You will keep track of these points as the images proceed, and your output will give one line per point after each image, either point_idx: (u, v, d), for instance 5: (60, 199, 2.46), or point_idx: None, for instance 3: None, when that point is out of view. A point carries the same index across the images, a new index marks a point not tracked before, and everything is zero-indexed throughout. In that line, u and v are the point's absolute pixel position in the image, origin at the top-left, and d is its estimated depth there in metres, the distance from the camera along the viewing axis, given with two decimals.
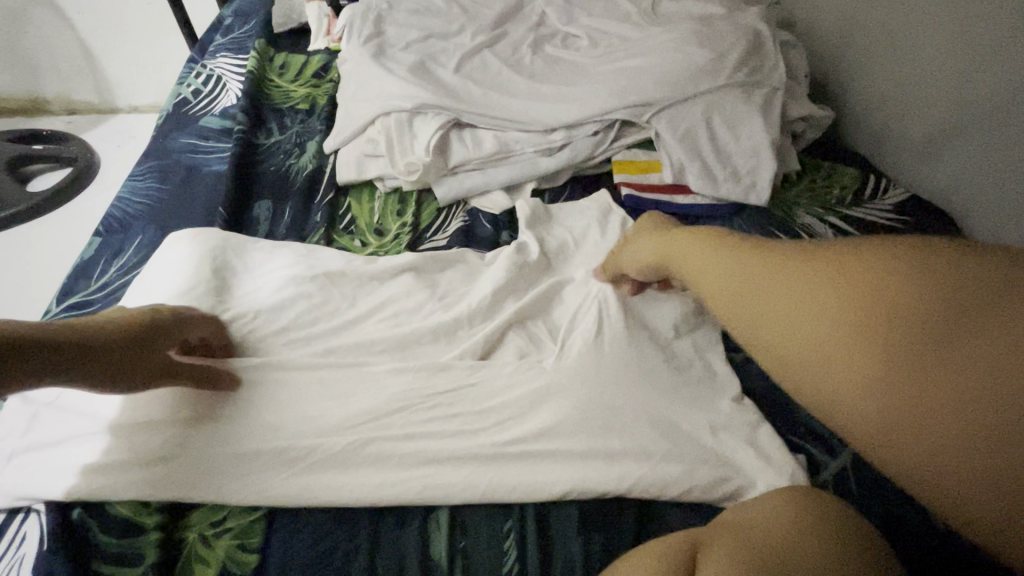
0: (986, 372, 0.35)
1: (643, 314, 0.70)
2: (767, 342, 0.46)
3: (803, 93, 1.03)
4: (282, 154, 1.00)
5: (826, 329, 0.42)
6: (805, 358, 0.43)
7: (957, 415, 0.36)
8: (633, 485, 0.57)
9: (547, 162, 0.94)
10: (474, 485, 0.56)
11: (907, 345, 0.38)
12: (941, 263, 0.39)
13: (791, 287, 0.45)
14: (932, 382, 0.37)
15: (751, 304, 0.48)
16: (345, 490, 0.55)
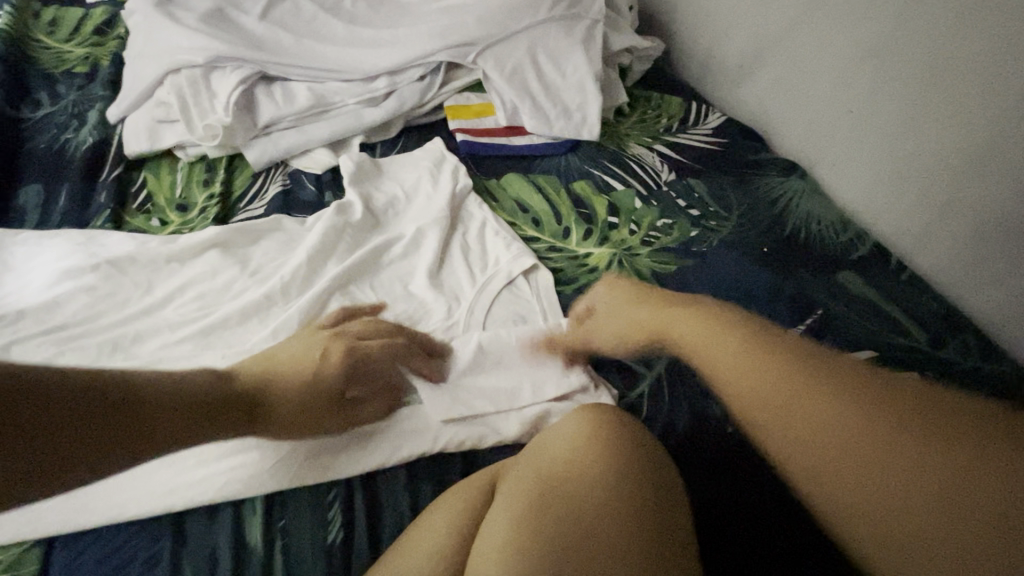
0: (907, 490, 0.42)
1: (459, 275, 0.73)
2: (764, 398, 0.50)
3: (626, 24, 1.05)
4: (54, 128, 0.85)
5: (800, 406, 0.48)
6: (779, 417, 0.49)
7: (911, 469, 0.43)
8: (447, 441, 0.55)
9: (371, 113, 0.88)
10: (284, 470, 0.51)
11: (899, 442, 0.44)
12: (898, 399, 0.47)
13: (777, 373, 0.51)
14: (905, 452, 0.44)
15: (755, 358, 0.53)
16: (131, 503, 0.48)
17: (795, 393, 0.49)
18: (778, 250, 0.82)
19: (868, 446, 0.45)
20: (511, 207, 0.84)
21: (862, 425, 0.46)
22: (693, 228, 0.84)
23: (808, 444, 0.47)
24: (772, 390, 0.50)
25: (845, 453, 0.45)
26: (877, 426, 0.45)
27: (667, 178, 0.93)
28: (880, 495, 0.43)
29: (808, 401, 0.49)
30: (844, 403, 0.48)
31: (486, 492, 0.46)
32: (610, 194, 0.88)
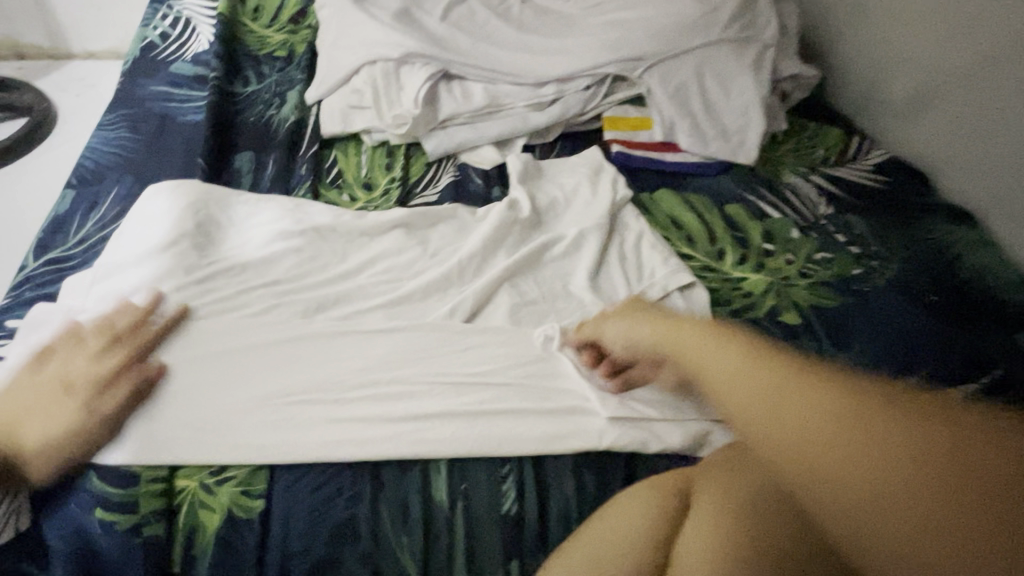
0: None
1: (614, 283, 0.74)
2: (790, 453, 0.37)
3: (793, 50, 1.03)
4: (262, 104, 0.95)
5: (858, 473, 0.35)
6: (821, 484, 0.36)
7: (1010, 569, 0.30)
8: (614, 444, 0.56)
9: (537, 117, 0.92)
10: (462, 441, 0.55)
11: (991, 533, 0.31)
12: (1002, 462, 0.33)
13: (801, 414, 0.38)
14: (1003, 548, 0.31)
15: (765, 397, 0.40)
16: (338, 447, 0.54)
17: (837, 446, 0.36)
18: (948, 301, 0.78)
19: (913, 506, 0.33)
20: (664, 222, 0.85)
21: (952, 509, 0.32)
22: (854, 266, 0.81)
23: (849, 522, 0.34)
24: (783, 431, 0.38)
25: (871, 514, 0.34)
26: (860, 459, 0.35)
27: (824, 212, 0.90)
28: None
29: (786, 425, 0.38)
30: (875, 448, 0.35)
31: (679, 497, 0.50)
32: (766, 221, 0.87)
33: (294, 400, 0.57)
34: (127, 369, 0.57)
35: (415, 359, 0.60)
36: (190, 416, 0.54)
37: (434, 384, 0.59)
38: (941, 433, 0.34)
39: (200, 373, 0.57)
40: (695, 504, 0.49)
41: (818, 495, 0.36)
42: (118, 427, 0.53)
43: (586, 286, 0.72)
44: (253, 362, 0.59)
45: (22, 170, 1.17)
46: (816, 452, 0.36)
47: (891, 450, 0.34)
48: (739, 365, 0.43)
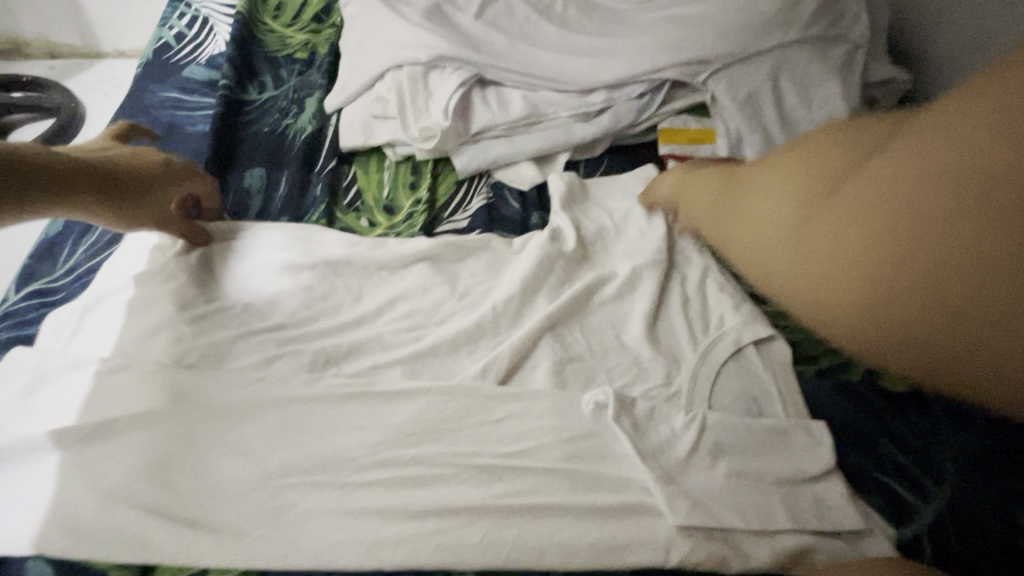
0: (933, 319, 0.30)
1: (676, 334, 0.62)
2: (755, 252, 0.43)
3: (884, 51, 0.88)
4: (277, 112, 0.86)
5: (788, 211, 0.40)
6: (767, 268, 0.41)
7: (923, 268, 0.30)
8: (684, 558, 0.45)
9: (584, 129, 0.80)
10: (496, 547, 0.44)
11: (922, 252, 0.30)
12: (880, 165, 0.33)
13: (772, 210, 0.42)
14: (921, 259, 0.30)
15: (767, 194, 0.44)
16: (342, 549, 0.44)
17: (788, 217, 0.40)
18: None
19: (838, 224, 0.34)
20: None
21: (895, 233, 0.31)
22: None
23: (788, 284, 0.38)
24: (768, 214, 0.42)
25: (815, 256, 0.36)
26: (831, 219, 0.35)
27: None
28: (910, 337, 0.31)
29: (756, 224, 0.44)
30: (816, 208, 0.37)
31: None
32: None
33: (290, 481, 0.47)
34: (101, 438, 0.48)
35: (438, 434, 0.50)
36: (169, 502, 0.45)
37: (461, 466, 0.48)
38: (889, 161, 0.32)
39: (184, 443, 0.48)
40: None
41: (845, 265, 0.33)
42: (87, 514, 0.44)
43: (644, 337, 0.60)
44: (248, 430, 0.49)
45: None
46: (778, 245, 0.40)
47: (843, 218, 0.34)
48: (785, 181, 0.43)
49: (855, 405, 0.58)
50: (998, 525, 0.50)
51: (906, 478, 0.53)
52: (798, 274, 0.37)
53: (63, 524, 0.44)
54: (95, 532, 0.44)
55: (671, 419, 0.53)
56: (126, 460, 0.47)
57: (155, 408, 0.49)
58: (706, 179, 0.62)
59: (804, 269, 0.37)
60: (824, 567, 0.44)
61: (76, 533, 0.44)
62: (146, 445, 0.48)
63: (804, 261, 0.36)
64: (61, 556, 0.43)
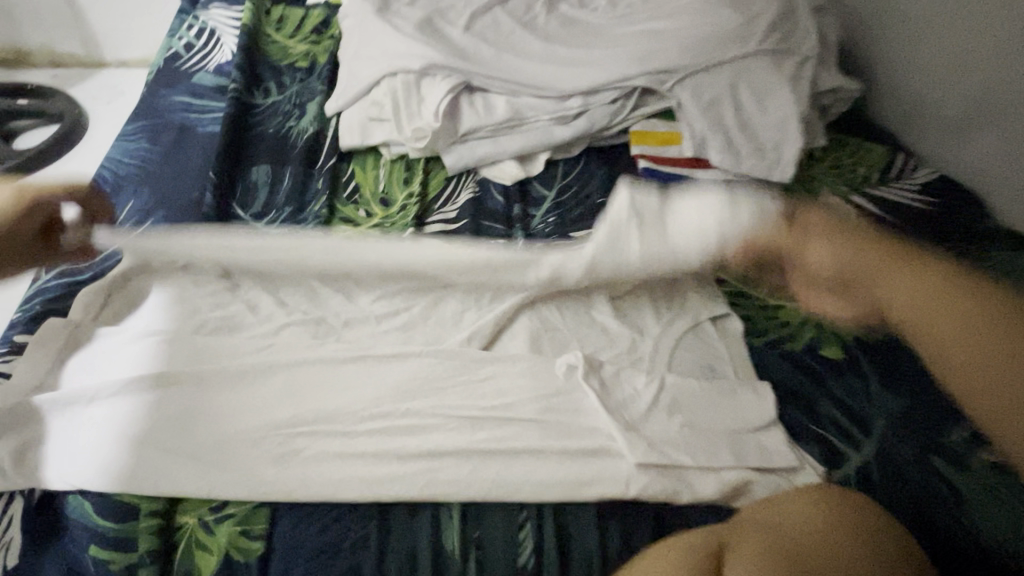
0: (973, 368, 0.45)
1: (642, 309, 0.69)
2: (917, 322, 0.49)
3: (834, 63, 0.97)
4: (281, 115, 0.93)
5: (950, 320, 0.47)
6: (932, 335, 0.48)
7: (994, 365, 0.45)
8: (641, 491, 0.51)
9: (562, 131, 0.88)
10: (478, 483, 0.51)
11: (987, 358, 0.45)
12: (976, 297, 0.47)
13: (916, 290, 0.49)
14: (1011, 366, 0.44)
15: (908, 277, 0.50)
16: (345, 485, 0.50)
17: (959, 311, 0.47)
18: None
19: (956, 327, 0.47)
20: None
21: (990, 341, 0.45)
22: None
23: (948, 351, 0.47)
24: (912, 295, 0.49)
25: (953, 338, 0.47)
26: (959, 321, 0.47)
27: None
28: (973, 379, 0.45)
29: (893, 283, 0.51)
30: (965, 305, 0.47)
31: (711, 560, 0.45)
32: None
33: (298, 431, 0.53)
34: (128, 393, 0.54)
35: (428, 390, 0.57)
36: (190, 448, 0.51)
37: (448, 417, 0.55)
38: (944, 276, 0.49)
39: (201, 398, 0.54)
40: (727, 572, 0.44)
41: (979, 359, 0.45)
42: (118, 456, 0.50)
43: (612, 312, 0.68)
44: (259, 387, 0.56)
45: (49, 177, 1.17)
46: (931, 315, 0.48)
47: (943, 304, 0.48)
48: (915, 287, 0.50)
49: (797, 370, 0.65)
50: (920, 475, 0.56)
51: (840, 429, 0.61)
52: (965, 360, 0.46)
53: (94, 465, 0.50)
54: (125, 472, 0.50)
55: (634, 379, 0.60)
56: (151, 412, 0.53)
57: (177, 369, 0.56)
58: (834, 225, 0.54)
59: (928, 349, 0.48)
60: (751, 506, 0.51)
61: (108, 471, 0.50)
62: (169, 400, 0.54)
63: (931, 334, 0.48)
64: (95, 490, 0.49)
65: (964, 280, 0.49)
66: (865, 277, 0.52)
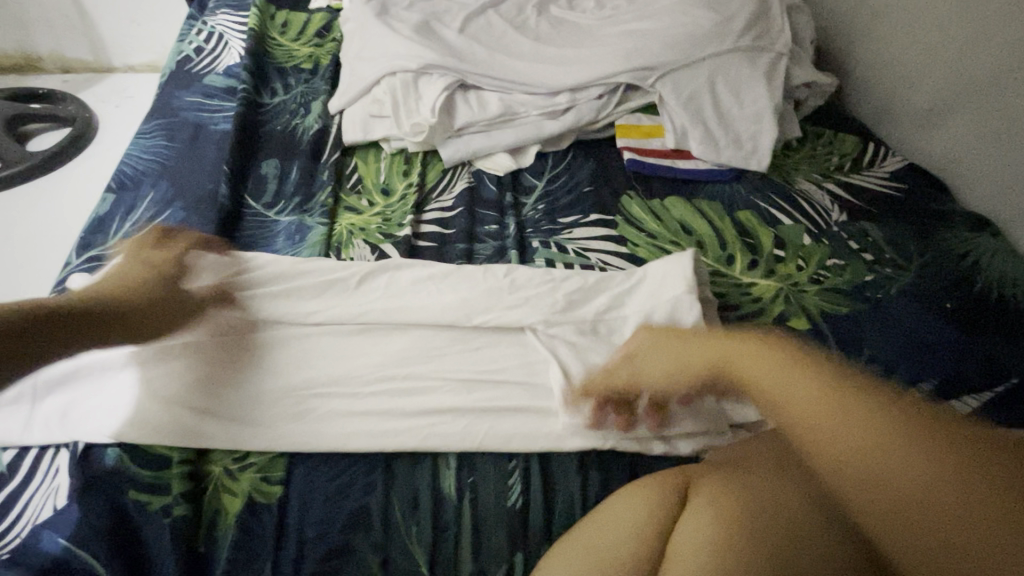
0: (906, 522, 0.43)
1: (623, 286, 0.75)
2: (861, 481, 0.45)
3: (808, 59, 1.03)
4: (288, 114, 0.99)
5: (914, 479, 0.43)
6: (854, 485, 0.45)
7: (906, 518, 0.43)
8: (618, 441, 0.58)
9: (551, 125, 0.94)
10: (473, 435, 0.57)
11: (896, 510, 0.43)
12: (945, 457, 0.44)
13: (886, 459, 0.44)
14: (892, 509, 0.43)
15: (848, 461, 0.45)
16: (354, 437, 0.56)
17: (913, 476, 0.43)
18: (964, 309, 0.77)
19: (909, 482, 0.43)
20: (675, 228, 0.86)
21: (917, 497, 0.43)
22: (867, 273, 0.81)
23: (901, 522, 0.43)
24: (856, 453, 0.45)
25: (887, 494, 0.43)
26: (887, 467, 0.44)
27: (838, 219, 0.90)
28: (922, 535, 0.42)
29: (830, 436, 0.47)
30: (901, 456, 0.44)
31: (679, 493, 0.52)
32: (777, 226, 0.87)
33: (310, 393, 0.59)
34: (152, 358, 0.59)
35: (427, 356, 0.63)
36: (213, 408, 0.57)
37: (445, 380, 0.61)
38: (933, 435, 0.45)
39: (221, 364, 0.60)
40: (691, 500, 0.51)
41: (912, 513, 0.43)
42: (150, 413, 0.56)
43: None
44: (274, 354, 0.62)
45: (67, 176, 1.23)
46: (878, 474, 0.44)
47: (906, 466, 0.44)
48: (862, 439, 0.45)
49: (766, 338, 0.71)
50: None
51: None
52: (889, 505, 0.43)
53: (126, 420, 0.55)
54: (155, 428, 0.55)
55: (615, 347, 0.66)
56: (176, 375, 0.59)
57: (196, 338, 0.61)
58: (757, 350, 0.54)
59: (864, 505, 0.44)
60: (723, 448, 0.57)
61: (142, 425, 0.55)
62: (189, 366, 0.60)
63: (869, 487, 0.44)
64: (129, 442, 0.55)
65: (958, 447, 0.44)
66: (853, 444, 0.45)
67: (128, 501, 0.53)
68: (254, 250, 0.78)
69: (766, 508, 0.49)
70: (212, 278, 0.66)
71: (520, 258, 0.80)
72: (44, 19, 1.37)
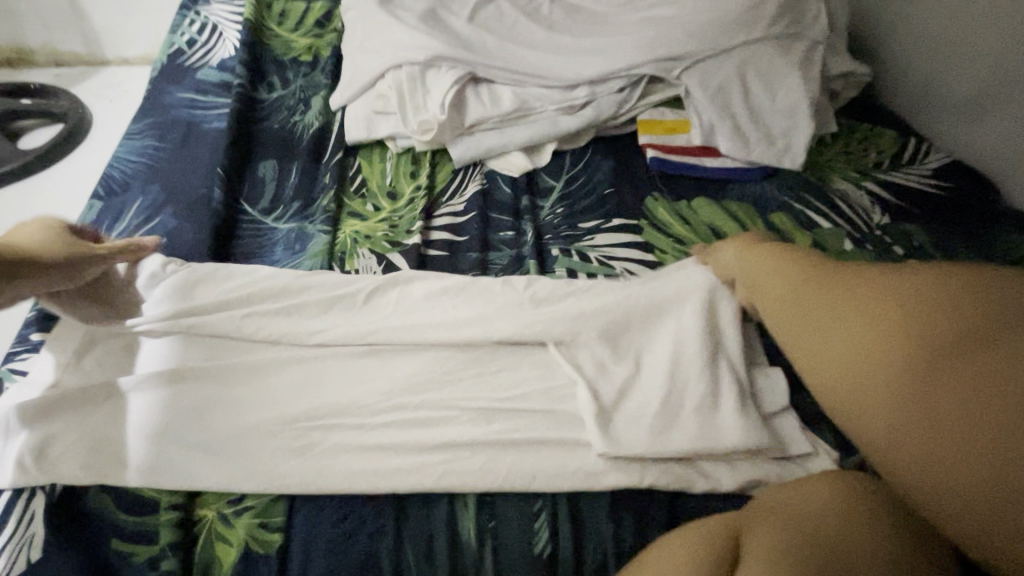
0: (899, 418, 0.44)
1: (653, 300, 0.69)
2: (844, 383, 0.48)
3: (844, 47, 0.96)
4: (286, 110, 0.93)
5: (903, 376, 0.45)
6: (840, 387, 0.49)
7: (899, 413, 0.45)
8: (655, 480, 0.52)
9: (568, 121, 0.87)
10: (493, 473, 0.51)
11: (887, 406, 0.45)
12: (939, 344, 0.44)
13: (872, 353, 0.47)
14: (883, 404, 0.46)
15: (834, 365, 0.49)
16: (362, 477, 0.51)
17: (899, 368, 0.45)
18: None
19: (895, 375, 0.45)
20: (704, 233, 0.80)
21: (908, 390, 0.44)
22: None
23: (886, 417, 0.45)
24: (840, 355, 0.49)
25: (873, 392, 0.46)
26: (874, 363, 0.47)
27: (879, 222, 0.83)
28: (914, 428, 0.44)
29: (820, 345, 0.51)
30: (887, 352, 0.46)
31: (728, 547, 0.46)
32: (814, 231, 0.81)
33: (312, 426, 0.53)
34: (139, 389, 0.54)
35: (441, 382, 0.57)
36: (205, 444, 0.51)
37: (461, 410, 0.55)
38: (921, 322, 0.45)
39: (213, 394, 0.54)
40: (742, 557, 0.45)
41: (898, 406, 0.45)
42: (137, 452, 0.51)
43: None
44: (272, 381, 0.56)
45: (56, 176, 1.17)
46: (859, 371, 0.47)
47: (888, 358, 0.46)
48: (849, 339, 0.49)
49: None
50: None
51: None
52: (877, 404, 0.46)
53: (112, 460, 0.50)
54: (143, 469, 0.50)
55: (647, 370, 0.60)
56: (165, 407, 0.53)
57: (186, 365, 0.55)
58: (765, 262, 0.58)
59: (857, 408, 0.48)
60: (775, 489, 0.51)
61: (128, 466, 0.50)
62: (178, 397, 0.54)
63: (855, 386, 0.47)
64: (114, 486, 0.50)
65: (954, 330, 0.44)
66: (838, 345, 0.49)
67: (115, 551, 0.48)
68: (251, 260, 0.72)
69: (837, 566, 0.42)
70: (204, 292, 0.60)
71: (539, 268, 0.74)
72: (31, 11, 1.30)
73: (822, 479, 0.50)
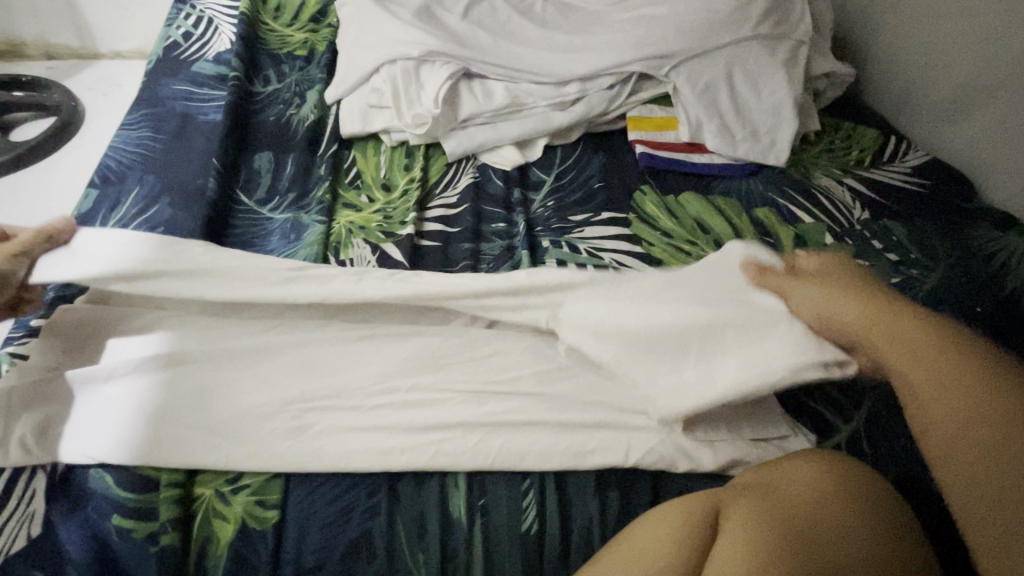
0: (970, 481, 0.44)
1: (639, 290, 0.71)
2: (943, 432, 0.46)
3: (828, 48, 0.98)
4: (281, 103, 0.94)
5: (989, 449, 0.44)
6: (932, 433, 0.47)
7: (975, 477, 0.44)
8: (639, 460, 0.54)
9: (559, 117, 0.89)
10: (483, 453, 0.53)
11: (964, 468, 0.45)
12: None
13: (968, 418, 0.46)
14: (964, 469, 0.45)
15: (932, 411, 0.47)
16: (356, 456, 0.52)
17: (990, 442, 0.44)
18: (993, 312, 0.74)
19: (985, 446, 0.44)
20: (691, 226, 0.82)
21: (989, 465, 0.44)
22: (892, 274, 0.78)
23: (962, 474, 0.45)
24: (946, 402, 0.46)
25: (962, 453, 0.45)
26: (971, 425, 0.45)
27: (860, 217, 0.86)
28: (979, 496, 0.44)
29: (928, 389, 0.47)
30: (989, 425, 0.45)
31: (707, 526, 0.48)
32: (798, 225, 0.83)
33: (307, 408, 0.55)
34: (137, 372, 0.55)
35: (433, 366, 0.58)
36: (201, 425, 0.53)
37: (452, 392, 0.56)
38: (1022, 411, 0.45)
39: (209, 378, 0.56)
40: (722, 535, 0.47)
41: (980, 471, 0.44)
42: (136, 432, 0.52)
43: None
44: (267, 365, 0.57)
45: (50, 166, 1.17)
46: (960, 426, 0.45)
47: (984, 428, 0.45)
48: (957, 394, 0.46)
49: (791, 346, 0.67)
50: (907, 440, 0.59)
51: (833, 403, 0.62)
52: (958, 460, 0.45)
53: (110, 439, 0.52)
54: (141, 447, 0.51)
55: None
56: (162, 390, 0.55)
57: (183, 349, 0.57)
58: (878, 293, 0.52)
59: (936, 452, 0.46)
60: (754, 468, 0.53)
61: (127, 445, 0.52)
62: (175, 380, 0.55)
63: (951, 437, 0.46)
64: (112, 463, 0.51)
65: None
66: (936, 390, 0.47)
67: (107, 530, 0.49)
68: (247, 249, 0.74)
69: (806, 545, 0.45)
70: (201, 277, 0.61)
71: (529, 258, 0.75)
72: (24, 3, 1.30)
73: (806, 460, 0.51)
